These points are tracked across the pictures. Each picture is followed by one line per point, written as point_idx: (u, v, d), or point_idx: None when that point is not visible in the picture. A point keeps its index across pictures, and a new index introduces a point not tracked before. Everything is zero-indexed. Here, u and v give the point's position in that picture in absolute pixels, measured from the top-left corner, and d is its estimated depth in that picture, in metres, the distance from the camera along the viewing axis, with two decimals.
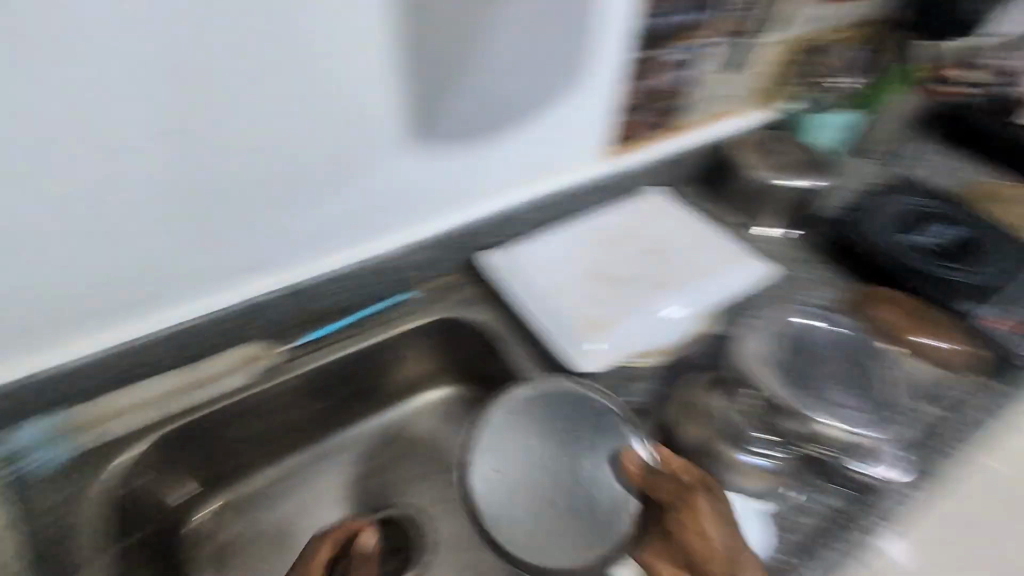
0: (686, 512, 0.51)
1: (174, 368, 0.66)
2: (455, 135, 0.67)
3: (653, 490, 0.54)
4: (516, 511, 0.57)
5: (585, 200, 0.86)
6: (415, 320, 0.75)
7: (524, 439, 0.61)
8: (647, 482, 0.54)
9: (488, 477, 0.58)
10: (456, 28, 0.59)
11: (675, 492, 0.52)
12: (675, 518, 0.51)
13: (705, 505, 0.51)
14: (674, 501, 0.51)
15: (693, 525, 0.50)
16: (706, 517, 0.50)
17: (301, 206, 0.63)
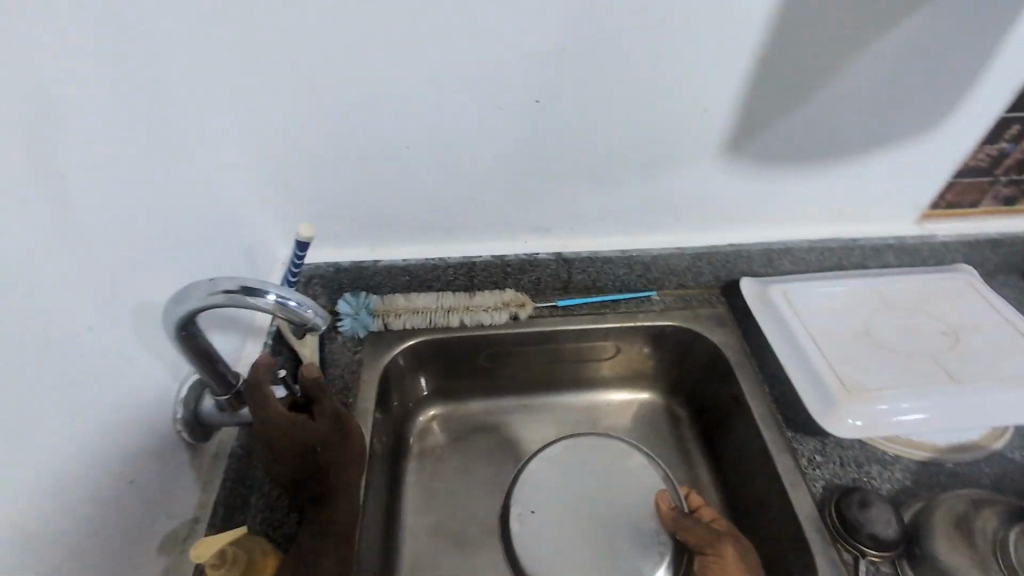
0: (715, 562, 0.56)
1: (448, 289, 0.76)
2: (771, 156, 0.65)
3: (683, 535, 0.59)
4: (557, 553, 0.64)
5: (874, 258, 0.77)
6: (657, 319, 0.79)
7: (571, 487, 0.69)
8: (678, 527, 0.59)
9: (530, 519, 0.66)
10: (829, 53, 0.56)
11: (703, 545, 0.57)
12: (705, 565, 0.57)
13: (733, 561, 0.55)
14: (703, 552, 0.57)
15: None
16: (735, 570, 0.54)
17: (602, 186, 0.67)
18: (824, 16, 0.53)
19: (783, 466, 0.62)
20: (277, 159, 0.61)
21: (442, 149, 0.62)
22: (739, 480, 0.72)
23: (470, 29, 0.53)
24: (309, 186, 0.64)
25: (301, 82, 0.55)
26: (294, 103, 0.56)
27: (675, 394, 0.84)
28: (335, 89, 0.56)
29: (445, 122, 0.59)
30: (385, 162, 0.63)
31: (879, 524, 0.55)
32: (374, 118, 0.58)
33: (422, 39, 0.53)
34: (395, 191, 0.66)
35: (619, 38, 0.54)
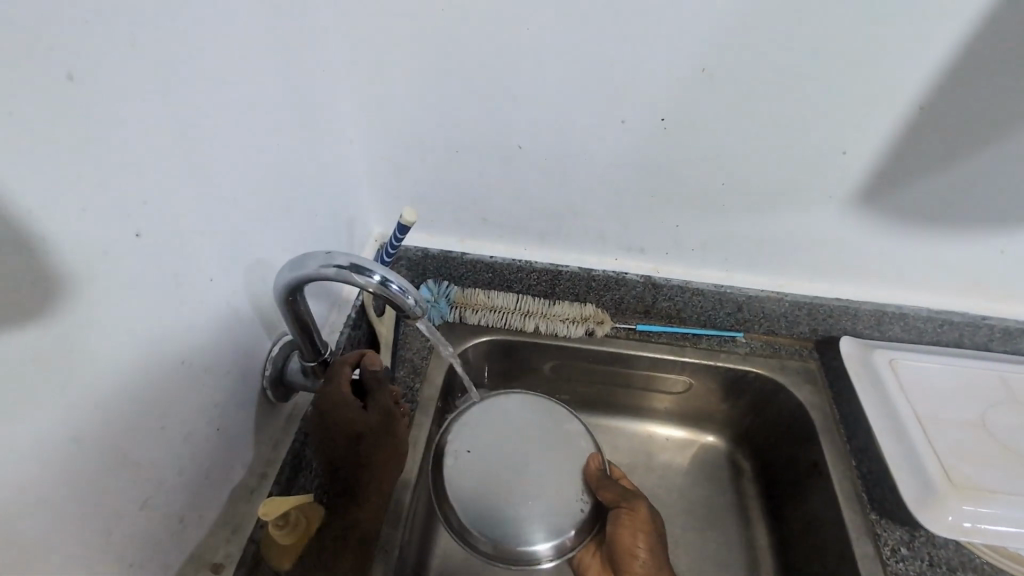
0: (631, 518, 0.57)
1: (528, 294, 0.75)
2: (904, 212, 0.59)
3: (600, 494, 0.58)
4: (480, 494, 0.57)
5: (1001, 340, 0.69)
6: (738, 362, 0.74)
7: (511, 432, 0.61)
8: (599, 484, 0.58)
9: (462, 458, 0.59)
10: (1000, 110, 0.50)
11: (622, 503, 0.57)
12: (615, 521, 0.57)
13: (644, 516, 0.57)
14: (620, 510, 0.57)
15: (630, 532, 0.56)
16: (643, 524, 0.57)
17: (707, 216, 0.64)
18: (1007, 70, 0.47)
19: (860, 550, 0.57)
20: (392, 140, 0.62)
21: (553, 154, 0.61)
22: (802, 551, 0.66)
23: (609, 37, 0.51)
24: (417, 170, 0.65)
25: (430, 69, 0.56)
26: (420, 88, 0.57)
27: (743, 444, 0.79)
28: (461, 81, 0.56)
29: (561, 127, 0.58)
30: (493, 158, 0.62)
31: None
32: (493, 114, 0.58)
33: (557, 42, 0.52)
34: (497, 188, 0.66)
35: (764, 65, 0.51)
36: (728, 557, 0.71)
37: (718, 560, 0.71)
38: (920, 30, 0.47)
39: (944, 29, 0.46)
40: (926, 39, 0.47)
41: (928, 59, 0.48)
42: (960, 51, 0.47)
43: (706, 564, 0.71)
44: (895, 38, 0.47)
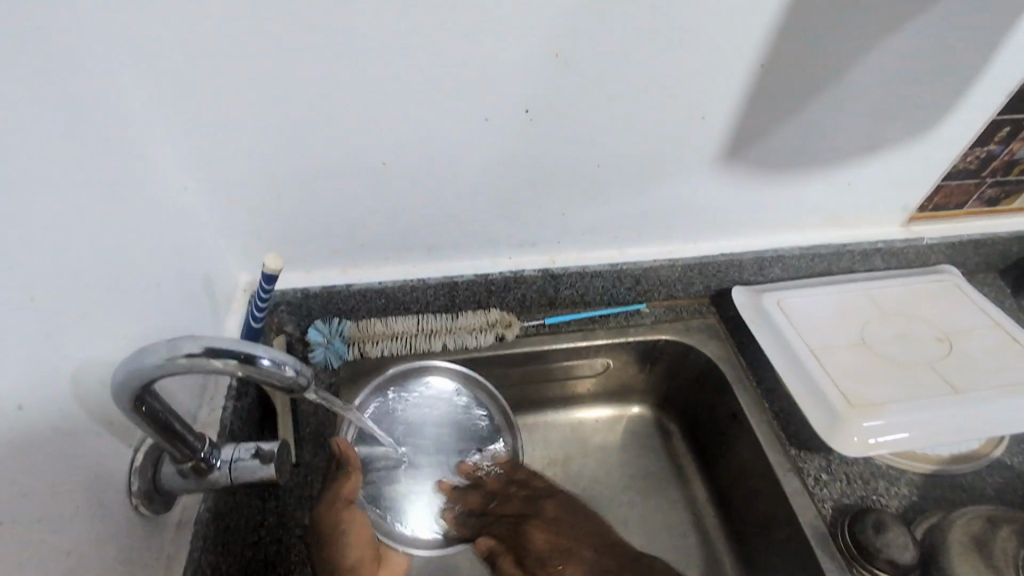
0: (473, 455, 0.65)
1: (428, 313, 0.71)
2: (764, 163, 0.62)
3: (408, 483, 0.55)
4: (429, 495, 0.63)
5: (860, 262, 0.76)
6: (647, 332, 0.76)
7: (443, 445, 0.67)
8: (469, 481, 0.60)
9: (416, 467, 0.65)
10: (828, 56, 0.53)
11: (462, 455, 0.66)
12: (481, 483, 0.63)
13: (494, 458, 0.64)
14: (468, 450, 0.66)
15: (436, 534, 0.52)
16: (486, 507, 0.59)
17: (592, 200, 0.63)
18: (832, 16, 0.50)
19: (789, 486, 0.59)
20: (238, 178, 0.54)
21: (422, 162, 0.56)
22: (740, 499, 0.69)
23: (457, 30, 0.47)
24: (276, 206, 0.57)
25: (265, 92, 0.49)
26: (257, 116, 0.50)
27: (667, 407, 0.81)
28: (303, 100, 0.50)
29: (426, 133, 0.54)
30: (359, 178, 0.57)
31: (898, 548, 0.52)
32: (349, 130, 0.53)
33: (402, 41, 0.47)
34: (371, 209, 0.60)
35: (613, 40, 0.50)
36: (676, 520, 0.73)
37: (669, 526, 0.73)
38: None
39: None
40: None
41: (765, 13, 0.50)
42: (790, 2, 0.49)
43: (658, 533, 0.72)
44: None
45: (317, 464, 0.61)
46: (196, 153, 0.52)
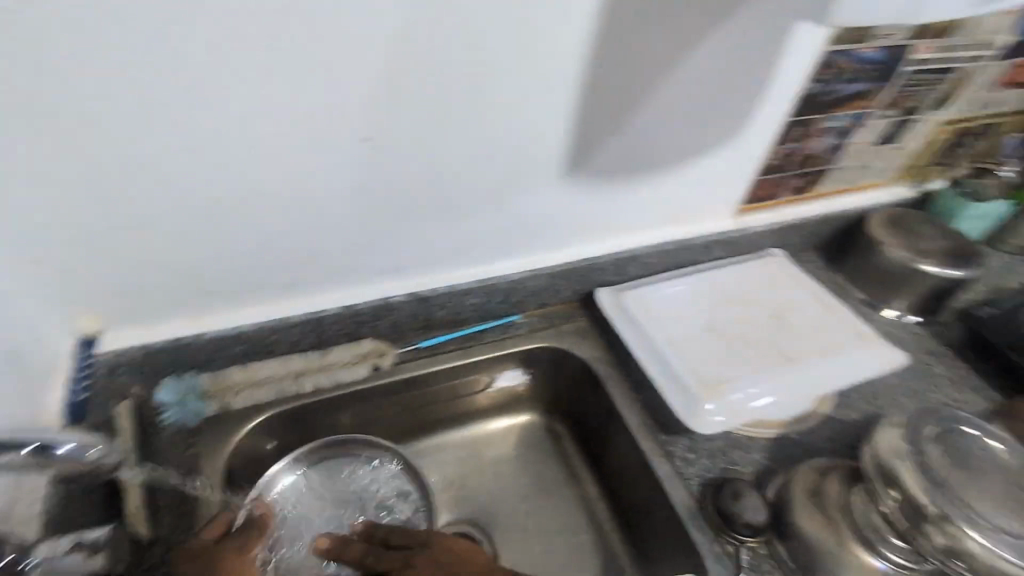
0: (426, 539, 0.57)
1: (296, 353, 0.68)
2: (605, 173, 0.66)
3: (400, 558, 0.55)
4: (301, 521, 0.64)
5: (705, 253, 0.84)
6: (522, 343, 0.78)
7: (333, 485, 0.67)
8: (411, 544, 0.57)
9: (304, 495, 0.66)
10: (640, 76, 0.57)
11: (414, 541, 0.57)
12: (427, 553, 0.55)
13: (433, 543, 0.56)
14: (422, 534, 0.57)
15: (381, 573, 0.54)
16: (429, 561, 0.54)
17: (449, 220, 0.64)
18: (638, 36, 0.54)
19: (660, 470, 0.63)
20: (125, 215, 0.50)
21: (331, 183, 0.55)
22: (624, 489, 0.73)
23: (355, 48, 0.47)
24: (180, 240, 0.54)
25: (151, 119, 0.45)
26: (154, 148, 0.47)
27: (554, 411, 0.84)
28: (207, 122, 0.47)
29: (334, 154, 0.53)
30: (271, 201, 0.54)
31: (751, 512, 0.57)
32: (235, 159, 0.50)
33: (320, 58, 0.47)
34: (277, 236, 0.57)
35: (435, 67, 0.50)
36: (572, 519, 0.76)
37: (565, 526, 0.75)
38: (560, 12, 0.50)
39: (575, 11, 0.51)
40: (562, 24, 0.51)
41: (575, 36, 0.52)
42: (598, 25, 0.52)
43: (555, 537, 0.74)
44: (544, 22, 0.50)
45: (175, 540, 0.56)
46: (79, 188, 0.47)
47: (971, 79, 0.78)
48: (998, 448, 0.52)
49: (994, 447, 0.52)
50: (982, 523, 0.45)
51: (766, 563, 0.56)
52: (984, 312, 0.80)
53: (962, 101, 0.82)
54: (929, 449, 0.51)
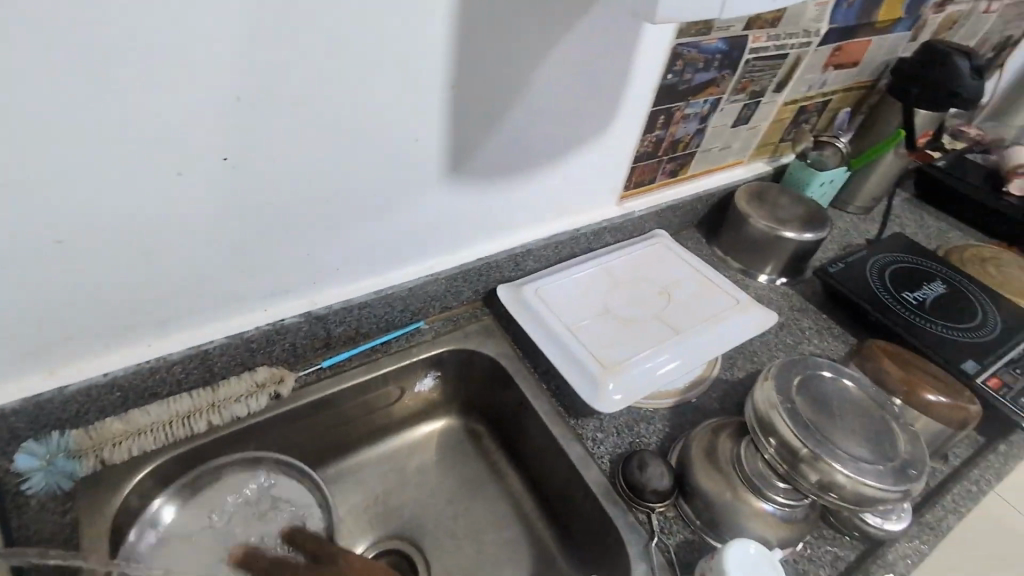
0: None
1: (182, 392, 0.63)
2: (488, 173, 0.67)
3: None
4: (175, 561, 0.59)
5: (595, 240, 0.88)
6: (429, 348, 0.77)
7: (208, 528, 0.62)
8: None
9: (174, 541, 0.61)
10: (506, 76, 0.59)
11: None
12: None
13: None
14: None
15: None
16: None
17: (336, 234, 0.62)
18: (497, 37, 0.55)
19: (572, 452, 0.66)
20: None
21: (293, 184, 0.55)
22: (543, 477, 0.75)
23: (312, 49, 0.48)
24: (142, 252, 0.52)
25: (7, 146, 0.41)
26: (62, 166, 0.44)
27: (471, 412, 0.85)
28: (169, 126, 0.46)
29: (298, 153, 0.53)
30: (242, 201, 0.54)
31: (656, 479, 0.60)
32: (109, 183, 0.46)
33: (283, 59, 0.47)
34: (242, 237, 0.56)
35: (294, 78, 0.48)
36: (499, 515, 0.77)
37: (492, 523, 0.76)
38: (415, 16, 0.50)
39: (434, 15, 0.51)
40: (423, 28, 0.51)
41: (433, 40, 0.53)
42: (454, 28, 0.53)
43: (484, 535, 0.75)
44: (401, 26, 0.50)
45: None
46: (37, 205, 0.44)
47: (802, 63, 0.88)
48: (852, 385, 0.59)
49: (848, 385, 0.59)
50: (842, 456, 0.52)
51: (675, 524, 0.60)
52: (834, 268, 0.91)
53: (798, 82, 0.92)
54: (796, 396, 0.57)
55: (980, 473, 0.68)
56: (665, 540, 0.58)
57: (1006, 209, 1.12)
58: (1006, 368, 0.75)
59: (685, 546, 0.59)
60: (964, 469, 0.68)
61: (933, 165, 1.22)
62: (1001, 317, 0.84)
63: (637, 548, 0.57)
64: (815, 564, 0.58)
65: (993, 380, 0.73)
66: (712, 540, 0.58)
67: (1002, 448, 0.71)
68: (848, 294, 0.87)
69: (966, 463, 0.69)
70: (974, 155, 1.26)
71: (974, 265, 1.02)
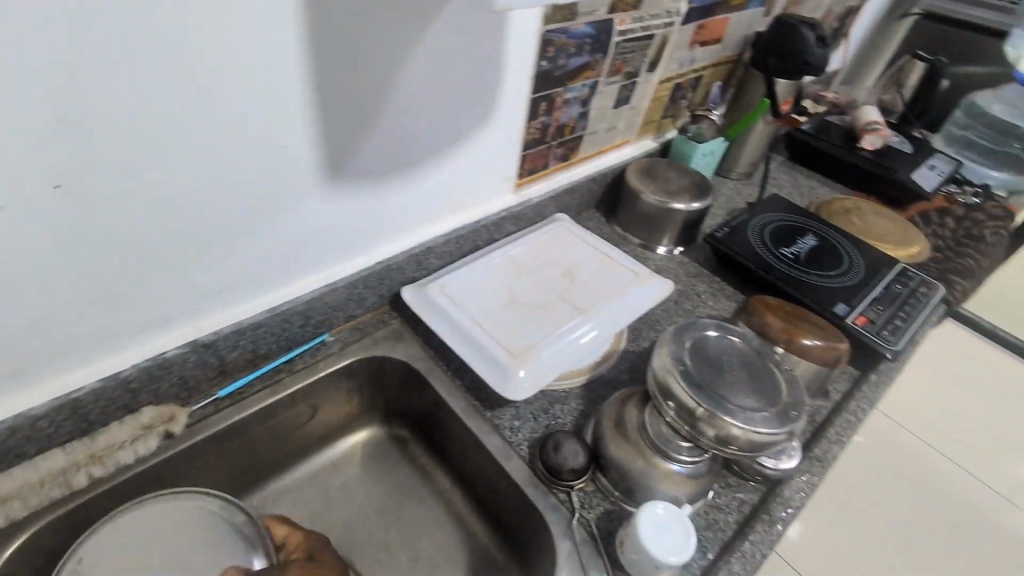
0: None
1: (56, 448, 0.57)
2: (370, 175, 0.66)
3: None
4: None
5: (496, 231, 0.89)
6: (337, 361, 0.74)
7: None
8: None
9: None
10: (372, 74, 0.57)
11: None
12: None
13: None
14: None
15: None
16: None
17: (212, 254, 0.58)
18: (357, 34, 0.53)
19: (492, 443, 0.67)
20: None
21: (150, 207, 0.51)
22: (469, 473, 0.75)
23: (145, 60, 0.44)
24: (35, 278, 0.48)
25: None
26: None
27: (391, 419, 0.83)
28: (165, 120, 0.47)
29: (149, 173, 0.49)
30: (226, 193, 0.55)
31: (571, 457, 0.62)
32: None
33: (112, 73, 0.43)
34: (226, 231, 0.58)
35: (129, 91, 0.44)
36: (431, 517, 0.76)
37: (425, 526, 0.75)
38: (261, 17, 0.47)
39: (281, 14, 0.48)
40: (271, 29, 0.49)
41: (285, 41, 0.50)
42: (306, 28, 0.50)
43: (418, 540, 0.74)
44: (247, 28, 0.47)
45: None
46: (19, 207, 0.44)
47: (669, 42, 0.93)
48: (737, 340, 0.64)
49: (734, 341, 0.64)
50: (732, 409, 0.55)
51: (595, 497, 0.62)
52: (721, 233, 0.97)
53: (669, 61, 0.97)
54: (689, 359, 0.60)
55: (857, 403, 0.75)
56: (585, 515, 0.60)
57: (862, 162, 1.25)
58: (870, 306, 0.84)
59: (605, 517, 0.61)
60: (844, 401, 0.76)
61: (800, 130, 1.33)
62: (863, 261, 0.94)
63: (560, 527, 0.59)
64: (724, 511, 0.62)
65: (860, 318, 0.82)
66: (630, 507, 0.61)
67: (873, 377, 0.80)
68: (735, 255, 0.93)
69: (844, 396, 0.77)
70: (833, 117, 1.39)
71: (840, 216, 1.12)
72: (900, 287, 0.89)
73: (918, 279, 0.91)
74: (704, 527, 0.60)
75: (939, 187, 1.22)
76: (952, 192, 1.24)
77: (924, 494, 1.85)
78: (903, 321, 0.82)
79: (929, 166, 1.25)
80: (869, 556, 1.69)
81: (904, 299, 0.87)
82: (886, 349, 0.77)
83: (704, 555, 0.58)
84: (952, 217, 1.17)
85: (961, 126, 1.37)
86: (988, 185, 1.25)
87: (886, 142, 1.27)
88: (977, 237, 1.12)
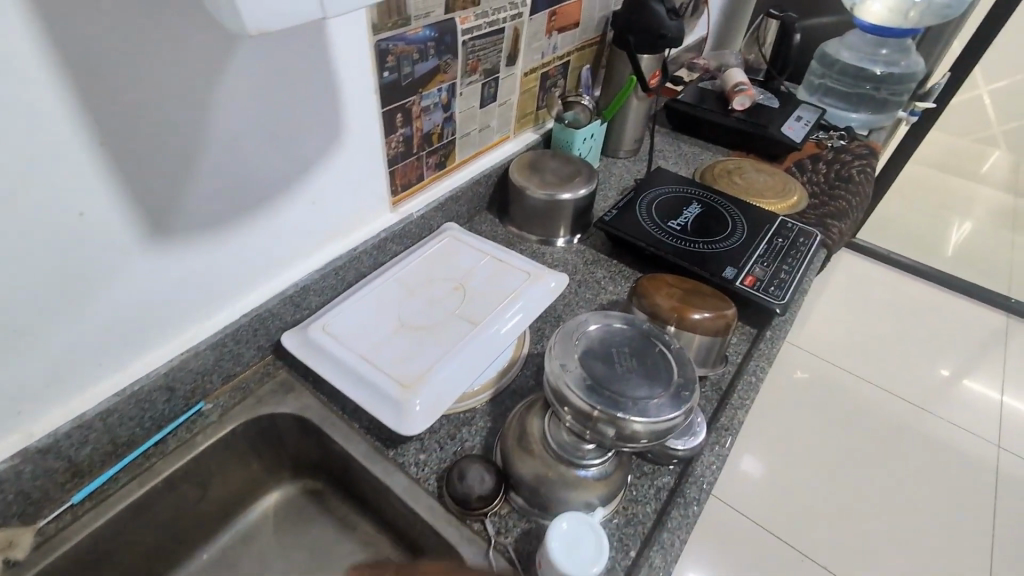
0: None
1: None
2: (205, 223, 0.59)
3: None
4: None
5: (379, 253, 0.84)
6: (217, 431, 0.67)
7: None
8: None
9: None
10: (174, 116, 0.51)
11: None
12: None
13: None
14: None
15: None
16: None
17: (21, 348, 0.50)
18: (139, 75, 0.47)
19: (399, 485, 0.62)
20: None
21: None
22: (388, 518, 0.70)
23: None
24: None
25: None
26: None
27: (299, 477, 0.77)
28: (26, 179, 0.45)
29: None
30: (18, 277, 0.48)
31: (477, 485, 0.59)
32: None
33: None
34: (31, 319, 0.50)
35: None
36: None
37: None
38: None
39: (28, 67, 0.42)
40: (21, 86, 0.42)
41: (44, 96, 0.43)
42: (68, 77, 0.44)
43: None
44: None
45: None
46: None
47: (522, 33, 0.91)
48: (621, 326, 0.64)
49: (624, 330, 0.63)
50: (627, 404, 0.54)
51: (511, 518, 0.60)
52: (610, 216, 0.96)
53: (528, 51, 0.95)
54: (578, 359, 0.58)
55: (756, 363, 0.77)
56: (503, 541, 0.58)
57: (736, 123, 1.29)
58: (756, 265, 0.86)
59: (524, 537, 0.59)
60: (745, 363, 0.77)
61: (676, 100, 1.36)
62: (747, 221, 0.96)
63: (478, 561, 0.56)
64: (642, 503, 0.61)
65: (748, 279, 0.83)
66: (547, 522, 0.59)
67: (769, 333, 0.82)
68: (626, 236, 0.93)
69: (744, 357, 0.78)
70: (705, 82, 1.42)
71: (723, 179, 1.15)
72: (782, 240, 0.92)
73: (797, 229, 0.94)
74: (624, 525, 0.59)
75: (808, 136, 1.28)
76: (821, 138, 1.31)
77: (855, 420, 1.96)
78: (788, 274, 0.85)
79: (796, 117, 1.30)
80: (820, 489, 1.76)
81: (787, 252, 0.89)
82: (774, 305, 0.79)
83: (626, 554, 0.57)
84: (823, 163, 1.23)
85: (819, 75, 1.44)
86: (850, 128, 1.33)
87: (754, 100, 1.32)
88: (846, 178, 1.19)
